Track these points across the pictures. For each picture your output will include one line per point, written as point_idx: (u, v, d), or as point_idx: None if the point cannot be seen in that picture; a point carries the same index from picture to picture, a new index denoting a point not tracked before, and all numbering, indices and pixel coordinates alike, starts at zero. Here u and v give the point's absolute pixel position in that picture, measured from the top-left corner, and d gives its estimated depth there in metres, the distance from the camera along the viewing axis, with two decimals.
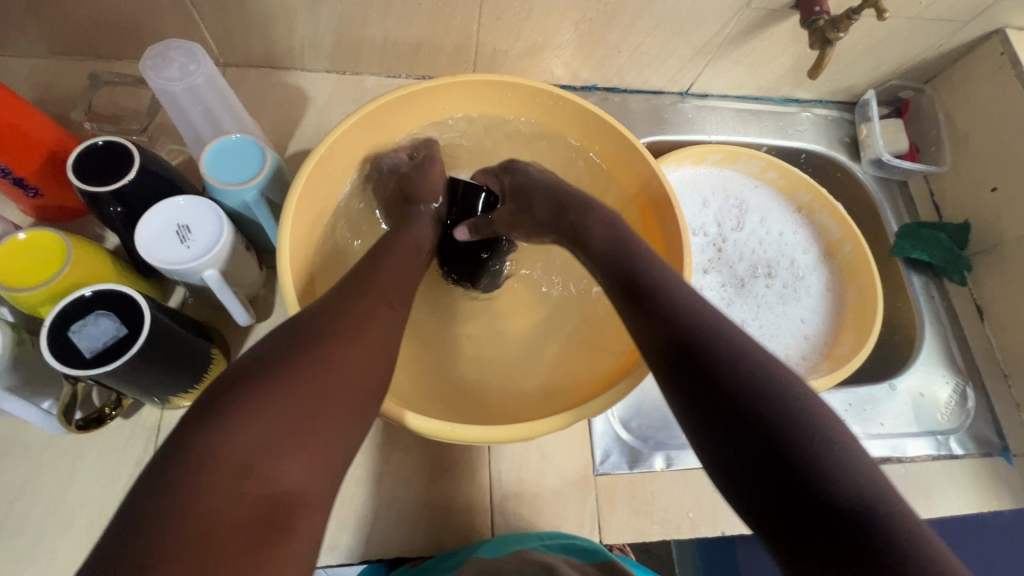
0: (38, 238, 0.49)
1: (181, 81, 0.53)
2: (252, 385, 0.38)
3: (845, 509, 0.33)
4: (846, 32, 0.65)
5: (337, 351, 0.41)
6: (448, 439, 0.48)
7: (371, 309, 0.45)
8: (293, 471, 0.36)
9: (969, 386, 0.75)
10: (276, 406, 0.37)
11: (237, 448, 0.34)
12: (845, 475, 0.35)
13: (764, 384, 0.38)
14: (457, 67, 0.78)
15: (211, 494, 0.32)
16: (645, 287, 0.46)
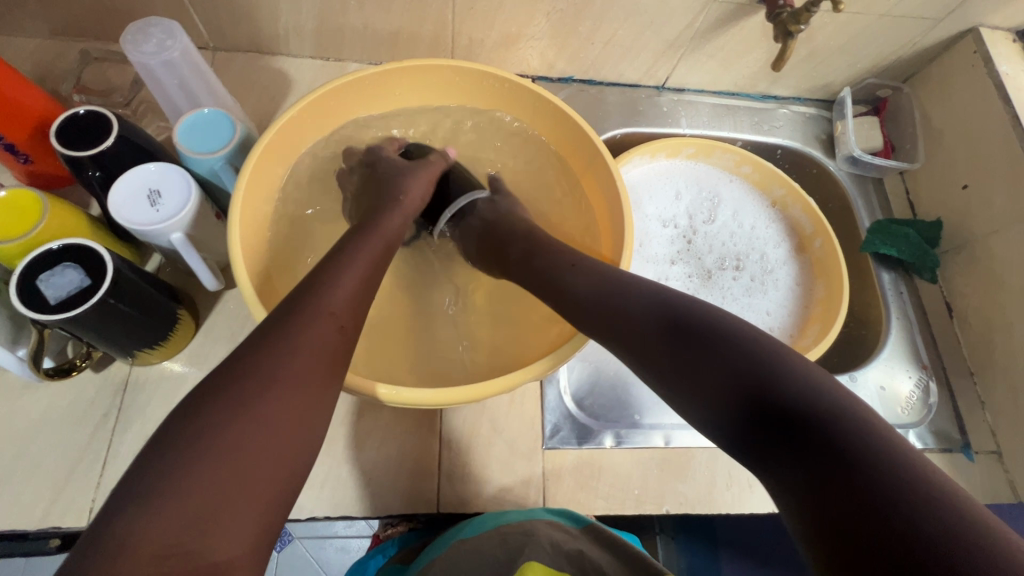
0: (16, 197, 0.53)
1: (157, 56, 0.56)
2: (180, 436, 0.34)
3: (809, 428, 0.35)
4: (806, 24, 0.67)
5: (279, 384, 0.38)
6: (389, 400, 0.50)
7: (317, 330, 0.42)
8: (230, 542, 0.32)
9: (932, 381, 0.75)
10: (209, 461, 0.33)
11: (163, 527, 0.30)
12: (809, 398, 0.36)
13: (749, 352, 0.40)
14: (435, 56, 0.81)
15: (129, 574, 0.29)
16: (627, 293, 0.48)
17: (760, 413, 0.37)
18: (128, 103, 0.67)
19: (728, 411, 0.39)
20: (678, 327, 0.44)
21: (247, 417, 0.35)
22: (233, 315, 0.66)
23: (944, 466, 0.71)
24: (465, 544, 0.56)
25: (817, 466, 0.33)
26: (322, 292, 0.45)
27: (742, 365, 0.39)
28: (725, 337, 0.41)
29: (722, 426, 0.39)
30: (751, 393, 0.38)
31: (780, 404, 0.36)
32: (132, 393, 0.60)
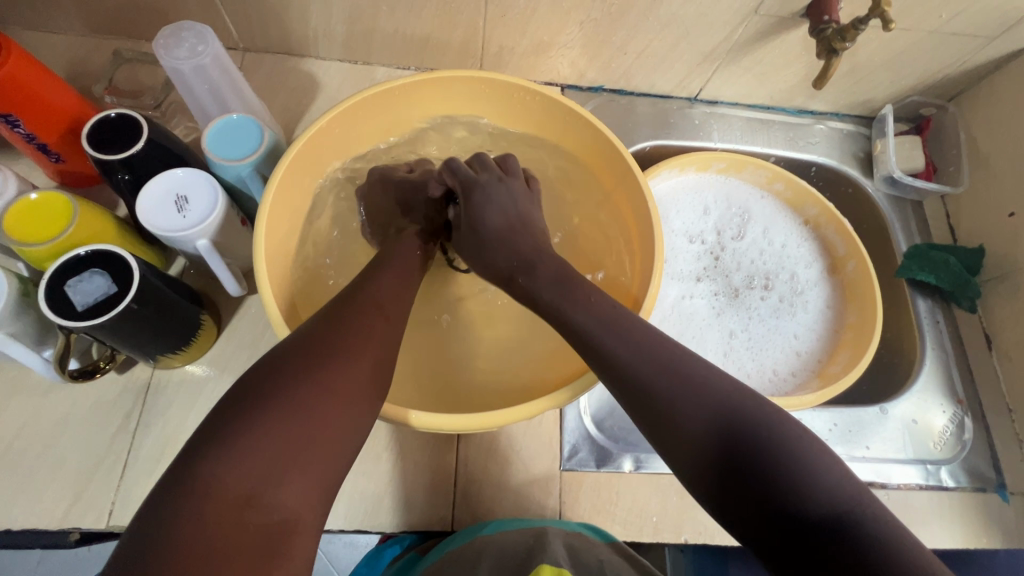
0: (48, 199, 0.54)
1: (188, 61, 0.56)
2: (253, 403, 0.37)
3: (822, 518, 0.36)
4: (852, 42, 0.65)
5: (341, 365, 0.41)
6: (417, 425, 0.49)
7: (364, 325, 0.44)
8: (291, 496, 0.35)
9: (967, 417, 0.72)
10: (278, 427, 0.36)
11: (237, 477, 0.34)
12: (825, 487, 0.37)
13: (740, 418, 0.40)
14: (464, 62, 0.80)
15: (212, 519, 0.32)
16: (652, 361, 0.43)
17: (750, 484, 0.38)
18: (158, 106, 0.68)
19: (717, 478, 0.39)
20: (671, 394, 0.41)
21: (312, 396, 0.38)
22: (254, 321, 0.65)
23: (976, 506, 0.68)
24: (492, 538, 0.56)
25: (812, 534, 0.36)
26: (366, 296, 0.47)
27: (735, 433, 0.39)
28: (718, 402, 0.41)
29: (708, 491, 0.40)
30: (744, 463, 0.39)
31: (773, 474, 0.38)
32: (153, 396, 0.61)
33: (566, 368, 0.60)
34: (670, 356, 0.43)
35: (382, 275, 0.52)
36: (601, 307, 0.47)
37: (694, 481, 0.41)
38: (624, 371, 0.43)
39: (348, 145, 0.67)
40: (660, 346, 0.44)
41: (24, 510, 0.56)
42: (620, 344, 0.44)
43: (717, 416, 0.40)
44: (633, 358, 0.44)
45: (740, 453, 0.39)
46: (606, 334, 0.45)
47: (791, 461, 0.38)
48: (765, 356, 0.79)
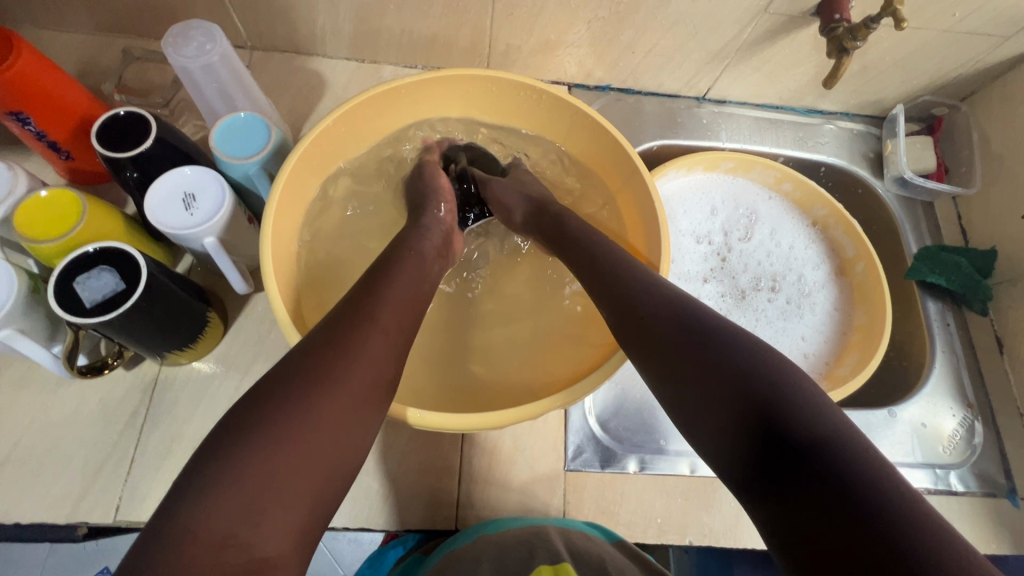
0: (57, 196, 0.54)
1: (197, 59, 0.56)
2: (238, 438, 0.37)
3: (829, 479, 0.33)
4: (863, 41, 0.64)
5: (327, 401, 0.40)
6: (416, 424, 0.49)
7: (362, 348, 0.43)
8: (271, 538, 0.35)
9: (978, 421, 0.72)
10: (261, 467, 0.36)
11: (219, 520, 0.33)
12: (835, 449, 0.34)
13: (750, 380, 0.39)
14: (471, 61, 0.80)
15: (191, 561, 0.32)
16: (664, 327, 0.45)
17: (763, 448, 0.37)
18: (166, 104, 0.68)
19: (731, 442, 0.39)
20: (694, 352, 0.43)
21: (298, 424, 0.38)
22: (260, 319, 0.66)
23: (985, 511, 0.67)
24: (492, 537, 0.56)
25: (817, 495, 0.33)
26: (368, 304, 0.46)
27: (753, 394, 0.38)
28: (738, 363, 0.41)
29: (724, 457, 0.39)
30: (760, 424, 0.37)
31: (789, 437, 0.36)
32: (159, 392, 0.61)
33: (571, 370, 0.60)
34: (697, 322, 0.44)
35: (391, 280, 0.50)
36: (642, 284, 0.49)
37: (711, 445, 0.40)
38: (657, 334, 0.45)
39: (355, 143, 0.67)
40: (691, 313, 0.45)
41: (32, 505, 0.56)
42: (648, 314, 0.47)
43: (735, 377, 0.40)
44: (661, 325, 0.46)
45: (755, 414, 0.38)
46: (636, 297, 0.48)
47: (807, 424, 0.36)
48: None
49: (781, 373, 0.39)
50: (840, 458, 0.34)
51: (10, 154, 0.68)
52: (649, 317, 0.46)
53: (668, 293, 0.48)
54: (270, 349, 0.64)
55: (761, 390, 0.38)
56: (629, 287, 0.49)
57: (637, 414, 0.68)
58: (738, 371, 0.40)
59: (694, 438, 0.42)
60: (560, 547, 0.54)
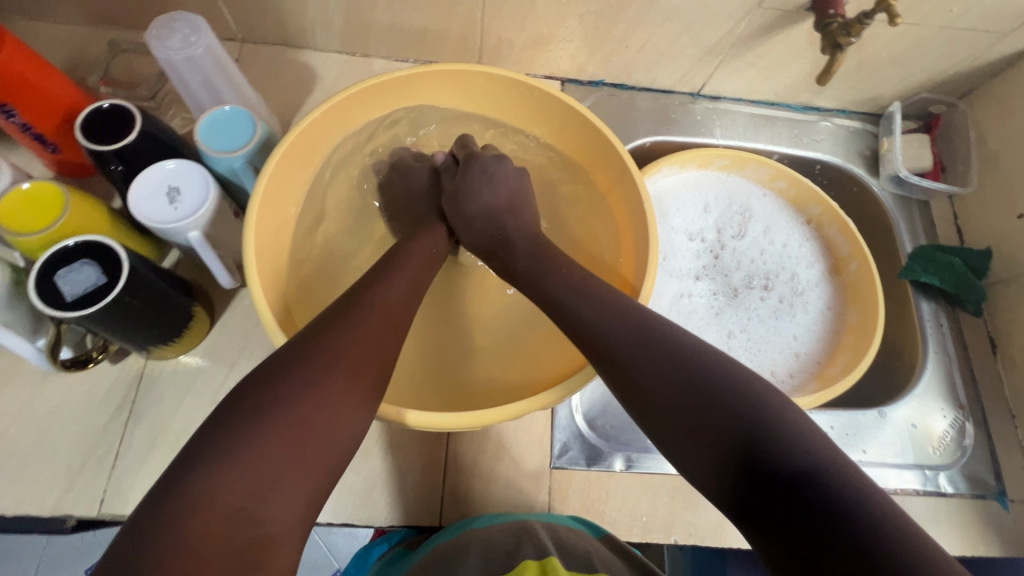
0: (39, 188, 0.54)
1: (181, 52, 0.56)
2: (251, 412, 0.37)
3: (823, 511, 0.33)
4: (858, 37, 0.63)
5: (339, 380, 0.40)
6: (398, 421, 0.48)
7: (370, 334, 0.44)
8: (277, 511, 0.35)
9: (969, 422, 0.71)
10: (272, 440, 0.36)
11: (229, 491, 0.34)
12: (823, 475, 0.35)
13: (733, 415, 0.38)
14: (463, 56, 0.79)
15: (201, 532, 0.32)
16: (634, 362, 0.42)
17: (769, 496, 0.36)
18: (153, 96, 0.67)
19: (733, 488, 0.37)
20: (668, 390, 0.40)
21: (310, 404, 0.38)
22: (247, 313, 0.65)
23: (974, 513, 0.67)
24: (478, 532, 0.56)
25: (813, 528, 0.33)
26: (365, 299, 0.46)
27: (752, 438, 0.37)
28: (732, 405, 0.38)
29: (728, 499, 0.38)
30: (762, 470, 0.36)
31: (794, 484, 0.35)
32: (145, 386, 0.61)
33: (558, 368, 0.60)
34: (668, 351, 0.42)
35: (390, 278, 0.50)
36: (625, 313, 0.45)
37: (712, 488, 0.39)
38: (643, 375, 0.42)
39: (341, 138, 0.66)
40: (678, 347, 0.42)
41: (18, 497, 0.56)
42: (630, 352, 0.43)
43: (732, 423, 0.38)
44: (645, 364, 0.42)
45: (756, 461, 0.37)
46: (616, 331, 0.44)
47: (811, 468, 0.35)
48: (763, 357, 0.78)
49: (775, 411, 0.38)
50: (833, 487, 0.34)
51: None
52: (634, 353, 0.43)
53: (653, 322, 0.44)
54: (256, 344, 0.64)
55: (743, 422, 0.38)
56: (608, 317, 0.45)
57: (625, 412, 0.68)
58: (733, 414, 0.38)
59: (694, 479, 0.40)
60: (545, 541, 0.53)
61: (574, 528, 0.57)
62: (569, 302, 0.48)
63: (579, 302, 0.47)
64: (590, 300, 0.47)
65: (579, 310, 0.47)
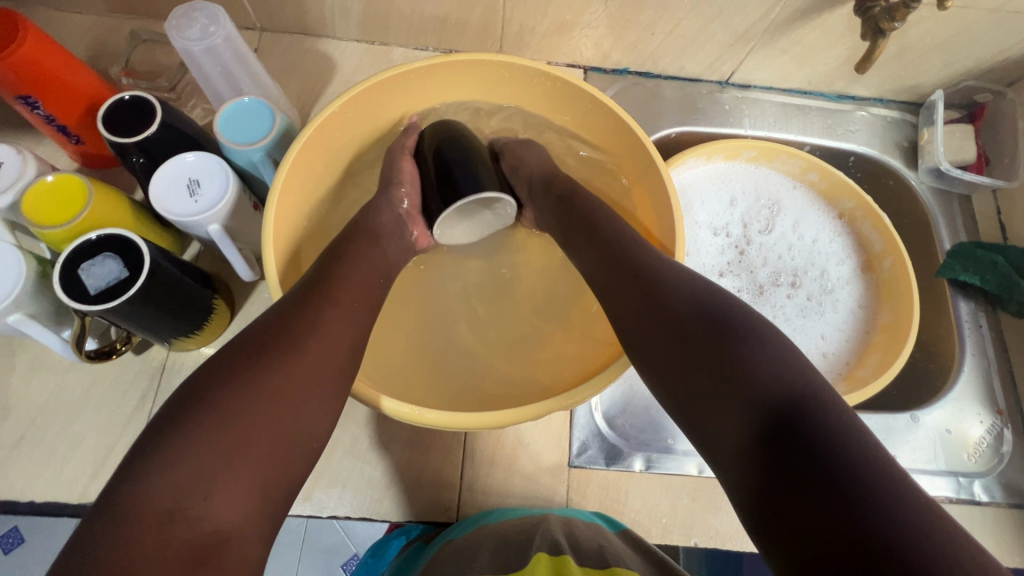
0: (63, 181, 0.54)
1: (201, 42, 0.55)
2: (222, 405, 0.37)
3: (823, 469, 0.32)
4: (902, 21, 0.59)
5: (290, 377, 0.40)
6: (415, 422, 0.47)
7: (320, 325, 0.43)
8: (221, 510, 0.34)
9: (1007, 428, 0.68)
10: (209, 442, 0.35)
11: (164, 494, 0.33)
12: (833, 437, 0.33)
13: (752, 367, 0.37)
14: (483, 44, 0.77)
15: (138, 538, 0.31)
16: (666, 310, 0.43)
17: (773, 461, 0.34)
18: (173, 87, 0.67)
19: (742, 448, 0.36)
20: (697, 338, 0.40)
21: (260, 383, 0.38)
22: (266, 307, 0.66)
23: (1010, 523, 0.64)
24: (492, 529, 0.55)
25: (808, 485, 0.32)
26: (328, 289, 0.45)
27: (772, 396, 0.36)
28: (761, 364, 0.37)
29: (727, 456, 0.36)
30: (772, 426, 0.35)
31: (810, 447, 0.33)
32: (168, 377, 0.62)
33: (577, 368, 0.58)
34: (707, 304, 0.42)
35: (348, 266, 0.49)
36: (665, 271, 0.46)
37: (716, 444, 0.37)
38: (676, 325, 0.42)
39: (360, 130, 0.65)
40: (719, 306, 0.42)
41: (48, 482, 0.58)
42: (668, 307, 0.43)
43: (757, 381, 0.37)
44: (679, 314, 0.42)
45: (773, 421, 0.35)
46: (653, 285, 0.45)
47: (833, 436, 0.33)
48: None
49: (803, 378, 0.36)
50: (839, 448, 0.32)
51: (24, 138, 0.69)
52: (673, 308, 0.43)
53: (693, 282, 0.44)
54: None
55: (762, 376, 0.37)
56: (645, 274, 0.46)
57: (645, 411, 0.66)
58: (756, 374, 0.37)
59: (703, 443, 0.39)
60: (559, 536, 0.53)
61: (592, 524, 0.56)
62: (607, 265, 0.49)
63: (622, 260, 0.48)
64: (635, 256, 0.48)
65: (625, 264, 0.48)
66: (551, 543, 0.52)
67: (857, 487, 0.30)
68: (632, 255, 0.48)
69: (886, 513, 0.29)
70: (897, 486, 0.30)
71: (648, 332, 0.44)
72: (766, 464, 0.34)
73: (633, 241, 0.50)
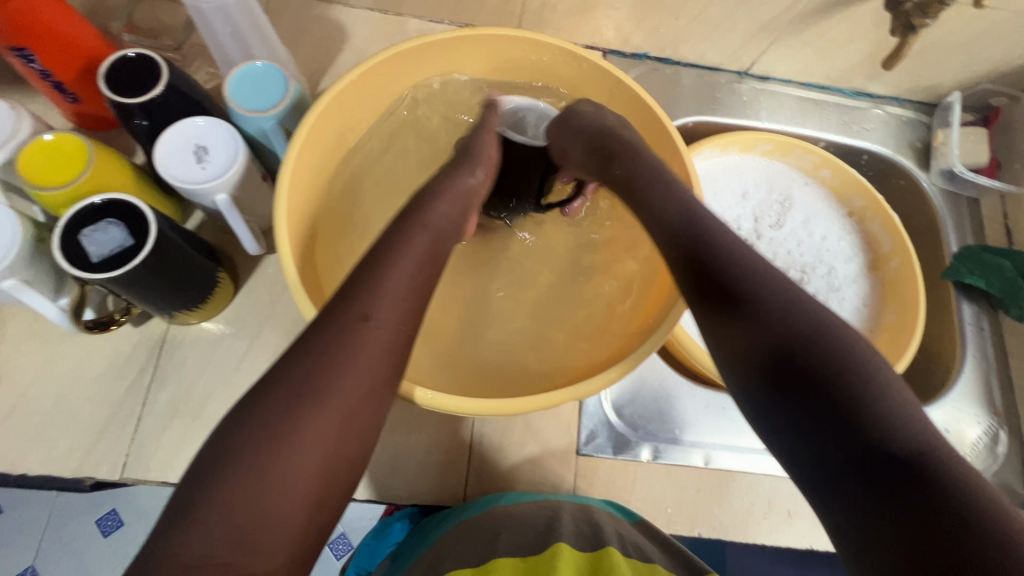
0: (62, 141, 0.51)
1: (212, 0, 0.53)
2: (260, 435, 0.35)
3: (895, 459, 0.32)
4: (934, 19, 0.59)
5: (326, 409, 0.37)
6: (426, 405, 0.46)
7: (356, 354, 0.38)
8: (263, 558, 0.34)
9: (1003, 430, 0.70)
10: (241, 495, 0.34)
11: (202, 545, 0.33)
12: (900, 429, 0.33)
13: (815, 348, 0.37)
14: (501, 20, 0.75)
15: None
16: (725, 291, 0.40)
17: (845, 447, 0.34)
18: (177, 48, 0.65)
19: (798, 419, 0.36)
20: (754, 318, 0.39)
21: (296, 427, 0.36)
22: (272, 282, 0.63)
23: None
24: (510, 510, 0.55)
25: (884, 473, 0.32)
26: None
27: (831, 381, 0.36)
28: (822, 355, 0.36)
29: (786, 441, 0.37)
30: (832, 413, 0.35)
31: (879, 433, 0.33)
32: (167, 351, 0.60)
33: (590, 357, 0.58)
34: (764, 288, 0.40)
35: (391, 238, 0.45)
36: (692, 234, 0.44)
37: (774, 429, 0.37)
38: (722, 295, 0.41)
39: (374, 104, 0.63)
40: (822, 321, 0.38)
41: (42, 454, 0.56)
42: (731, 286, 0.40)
43: (815, 367, 0.36)
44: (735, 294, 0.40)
45: (840, 426, 0.34)
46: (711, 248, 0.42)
47: (893, 424, 0.33)
48: None
49: (860, 354, 0.36)
50: (898, 433, 0.33)
51: (16, 94, 0.65)
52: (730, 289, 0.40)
53: (723, 243, 0.43)
54: (280, 315, 0.63)
55: (825, 358, 0.36)
56: (704, 257, 0.42)
57: (654, 401, 0.66)
58: (817, 356, 0.36)
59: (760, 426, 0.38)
60: (579, 523, 0.53)
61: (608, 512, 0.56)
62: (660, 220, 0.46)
63: (685, 229, 0.44)
64: (696, 231, 0.44)
65: (682, 239, 0.44)
66: (582, 535, 0.52)
67: (930, 474, 0.32)
68: (689, 229, 0.44)
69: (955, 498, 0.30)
70: (941, 456, 0.32)
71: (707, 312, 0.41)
72: (802, 428, 0.36)
73: (689, 213, 0.45)
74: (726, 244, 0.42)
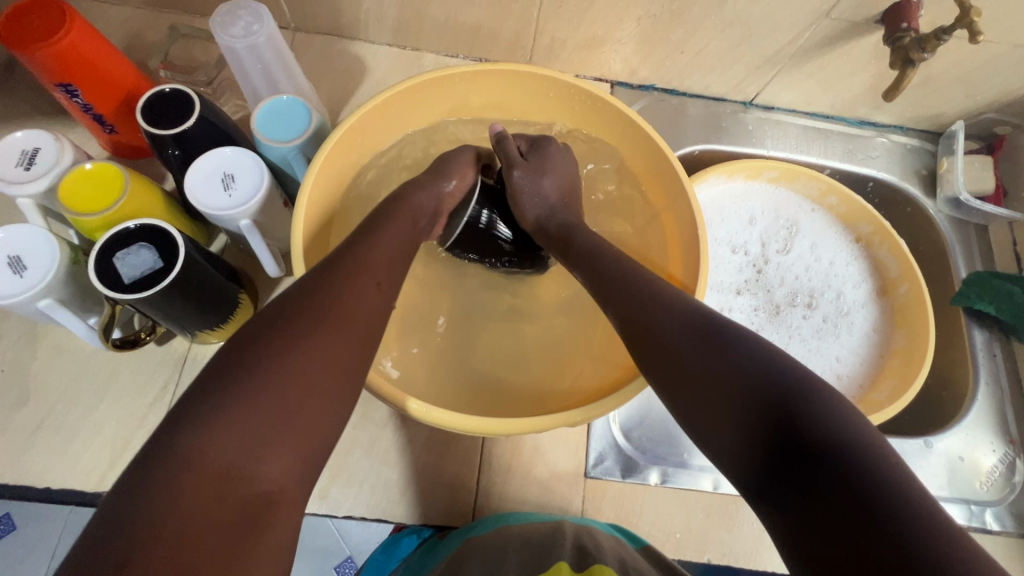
0: (99, 170, 0.54)
1: (243, 40, 0.56)
2: (278, 377, 0.37)
3: (827, 466, 0.33)
4: (932, 53, 0.60)
5: (331, 347, 0.39)
6: (421, 417, 0.47)
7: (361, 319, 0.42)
8: (271, 470, 0.35)
9: (1020, 459, 0.69)
10: (250, 409, 0.35)
11: (222, 451, 0.34)
12: (834, 435, 0.34)
13: (749, 371, 0.38)
14: (514, 55, 0.78)
15: (192, 490, 0.32)
16: (666, 328, 0.43)
17: (784, 460, 0.35)
18: (210, 82, 0.69)
19: (740, 439, 0.37)
20: (691, 352, 0.41)
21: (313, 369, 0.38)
22: None
23: (1018, 552, 0.65)
24: (516, 530, 0.56)
25: (819, 480, 0.33)
26: (367, 253, 0.45)
27: (765, 398, 0.37)
28: (757, 375, 0.38)
29: (733, 460, 0.38)
30: (770, 429, 0.36)
31: (800, 431, 0.35)
32: (189, 368, 0.62)
33: (597, 377, 0.59)
34: (701, 323, 0.43)
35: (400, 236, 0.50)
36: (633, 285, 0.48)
37: (720, 451, 0.38)
38: (665, 331, 0.43)
39: (390, 134, 0.66)
40: (754, 347, 0.40)
41: (65, 467, 0.58)
42: (665, 326, 0.43)
43: (750, 388, 0.38)
44: (674, 330, 0.43)
45: (778, 441, 0.35)
46: (652, 295, 0.46)
47: (827, 428, 0.34)
48: None
49: (793, 372, 0.38)
50: (831, 438, 0.34)
51: (57, 126, 0.70)
52: (666, 326, 0.43)
53: (662, 291, 0.46)
54: None
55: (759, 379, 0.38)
56: (643, 300, 0.46)
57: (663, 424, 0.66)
58: (753, 377, 0.38)
59: (711, 452, 0.39)
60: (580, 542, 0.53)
61: (613, 536, 0.56)
62: (610, 271, 0.51)
63: (630, 282, 0.48)
64: (635, 283, 0.48)
65: (623, 290, 0.48)
66: (575, 552, 0.51)
67: (863, 478, 0.32)
68: (630, 282, 0.48)
69: (887, 497, 0.31)
70: (879, 459, 0.32)
71: (651, 350, 0.44)
72: (746, 448, 0.37)
73: (632, 270, 0.50)
74: (666, 293, 0.46)
